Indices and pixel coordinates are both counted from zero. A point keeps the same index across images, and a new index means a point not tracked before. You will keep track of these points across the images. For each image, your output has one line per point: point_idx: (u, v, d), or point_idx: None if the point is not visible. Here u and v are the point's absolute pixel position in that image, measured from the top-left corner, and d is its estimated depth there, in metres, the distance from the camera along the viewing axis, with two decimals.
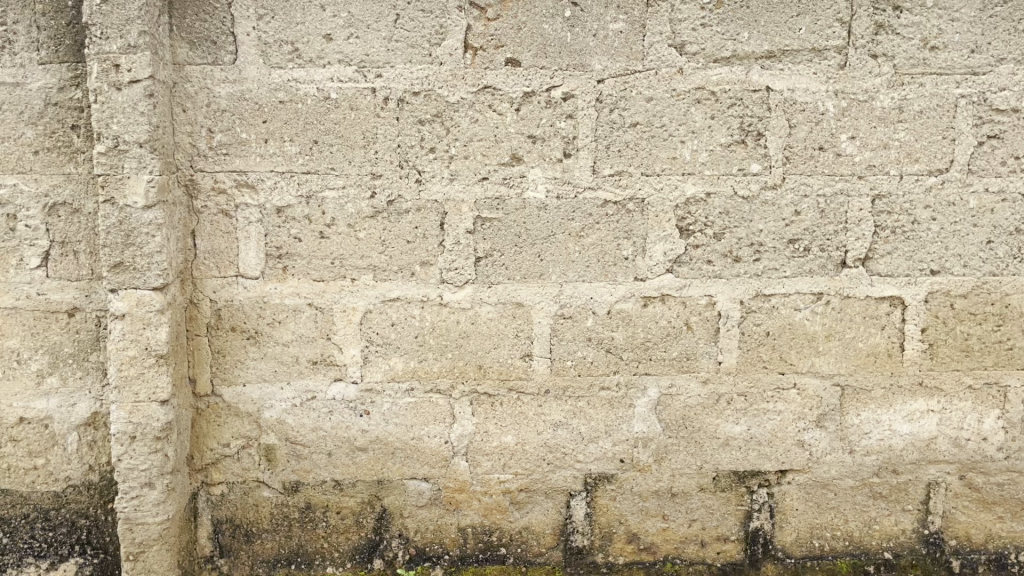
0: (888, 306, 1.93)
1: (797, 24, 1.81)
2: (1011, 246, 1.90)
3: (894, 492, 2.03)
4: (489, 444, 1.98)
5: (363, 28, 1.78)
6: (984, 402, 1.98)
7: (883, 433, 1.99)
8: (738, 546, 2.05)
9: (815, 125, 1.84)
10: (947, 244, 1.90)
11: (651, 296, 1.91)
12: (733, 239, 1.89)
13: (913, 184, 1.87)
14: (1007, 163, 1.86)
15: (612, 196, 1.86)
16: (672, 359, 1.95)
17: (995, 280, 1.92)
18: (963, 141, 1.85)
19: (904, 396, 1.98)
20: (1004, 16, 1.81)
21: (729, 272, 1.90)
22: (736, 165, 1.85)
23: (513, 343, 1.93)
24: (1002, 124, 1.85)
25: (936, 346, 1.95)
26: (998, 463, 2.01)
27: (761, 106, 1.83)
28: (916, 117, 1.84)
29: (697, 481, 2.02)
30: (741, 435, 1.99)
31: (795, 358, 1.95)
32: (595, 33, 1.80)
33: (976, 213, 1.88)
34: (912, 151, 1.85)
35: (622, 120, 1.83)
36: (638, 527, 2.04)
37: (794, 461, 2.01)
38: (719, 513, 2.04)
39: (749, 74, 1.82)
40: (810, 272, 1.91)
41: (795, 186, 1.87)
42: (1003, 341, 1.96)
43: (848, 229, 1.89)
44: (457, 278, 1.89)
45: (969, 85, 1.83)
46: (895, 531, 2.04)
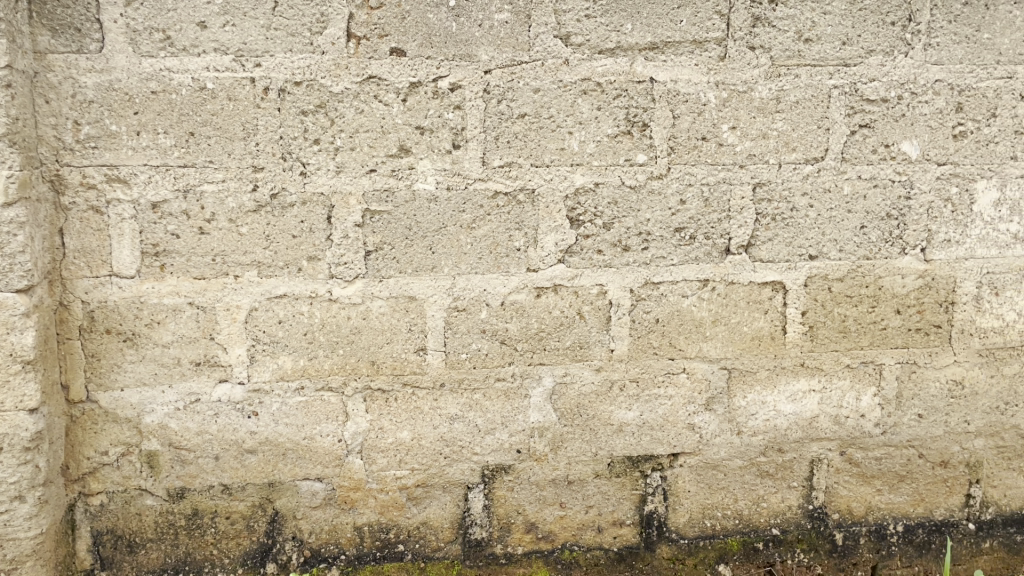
0: (770, 290, 1.99)
1: (678, 16, 1.84)
2: (883, 231, 1.99)
3: (780, 470, 2.10)
4: (384, 441, 1.95)
5: (239, 16, 1.71)
6: (862, 380, 2.07)
7: (768, 413, 2.06)
8: (633, 529, 2.09)
9: (698, 115, 1.88)
10: (824, 230, 1.98)
11: (543, 287, 1.92)
12: (622, 229, 1.92)
13: (791, 173, 1.93)
14: (878, 151, 1.95)
15: (502, 187, 1.86)
16: (565, 348, 1.97)
17: (869, 263, 2.01)
18: (837, 130, 1.93)
19: (788, 377, 2.05)
20: (872, 10, 1.89)
21: (619, 261, 1.93)
22: (623, 155, 1.88)
23: (406, 338, 1.90)
24: (872, 114, 1.93)
25: (815, 328, 2.03)
26: (876, 439, 2.11)
27: (646, 97, 1.86)
28: (793, 107, 1.90)
29: (593, 468, 2.04)
30: (633, 421, 2.03)
31: (683, 343, 2.00)
32: (480, 24, 1.78)
33: (850, 199, 1.97)
34: (790, 141, 1.92)
35: (510, 111, 1.83)
36: (536, 516, 2.05)
37: (685, 444, 2.05)
38: (615, 498, 2.07)
39: (634, 66, 1.85)
40: (696, 260, 1.95)
41: (679, 176, 1.91)
42: (878, 321, 2.05)
43: (731, 217, 1.94)
44: (346, 273, 1.85)
45: (841, 76, 1.90)
46: (781, 507, 2.12)
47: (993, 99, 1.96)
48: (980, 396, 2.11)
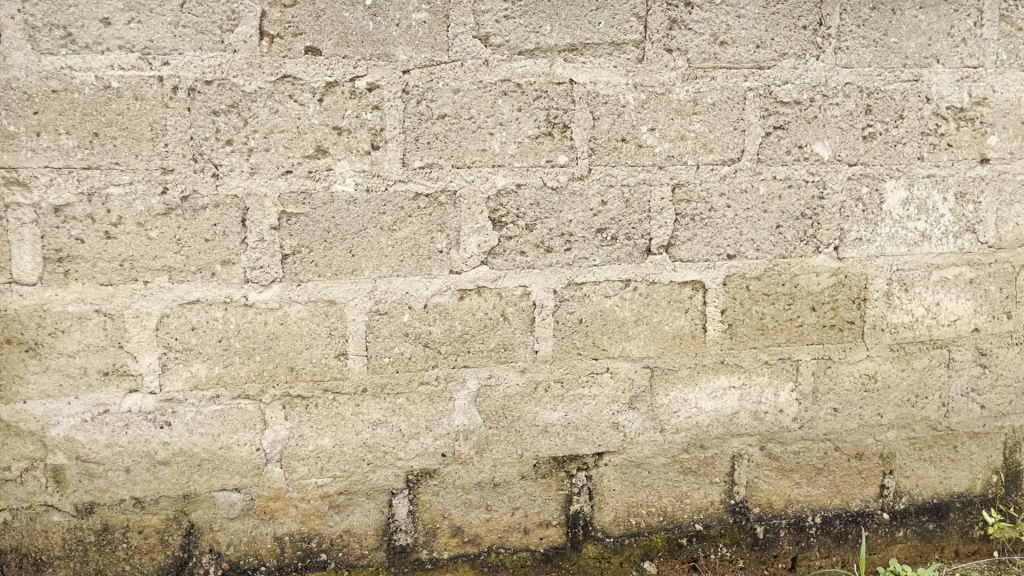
0: (690, 290, 2.02)
1: (596, 18, 1.85)
2: (797, 230, 2.04)
3: (702, 467, 2.13)
4: (305, 449, 1.91)
5: (145, 12, 1.65)
6: (780, 376, 2.12)
7: (690, 411, 2.09)
8: (559, 530, 2.09)
9: (617, 117, 1.90)
10: (741, 229, 2.01)
11: (466, 288, 1.91)
12: (544, 230, 1.92)
13: (708, 174, 1.96)
14: (792, 152, 2.00)
15: (423, 189, 1.84)
16: (489, 351, 1.96)
17: (785, 262, 2.06)
18: (752, 132, 1.97)
19: (708, 375, 2.08)
20: (784, 14, 1.93)
21: (542, 262, 1.93)
22: (544, 156, 1.88)
23: (326, 343, 1.87)
24: (785, 116, 1.98)
25: (735, 326, 2.07)
26: (794, 433, 2.16)
27: (565, 98, 1.87)
28: (709, 109, 1.94)
29: (518, 469, 2.04)
30: (558, 422, 2.03)
31: (607, 343, 2.01)
32: (398, 23, 1.76)
33: (766, 199, 2.01)
34: (707, 142, 1.95)
35: (430, 111, 1.81)
36: (462, 520, 2.03)
37: (609, 443, 2.07)
38: (541, 500, 2.07)
39: (553, 67, 1.85)
40: (618, 260, 1.97)
41: (600, 177, 1.92)
42: (795, 318, 2.10)
43: (652, 218, 1.96)
44: (263, 276, 1.80)
45: (755, 78, 1.95)
46: (704, 503, 2.15)
47: (900, 101, 2.03)
48: (892, 389, 2.18)
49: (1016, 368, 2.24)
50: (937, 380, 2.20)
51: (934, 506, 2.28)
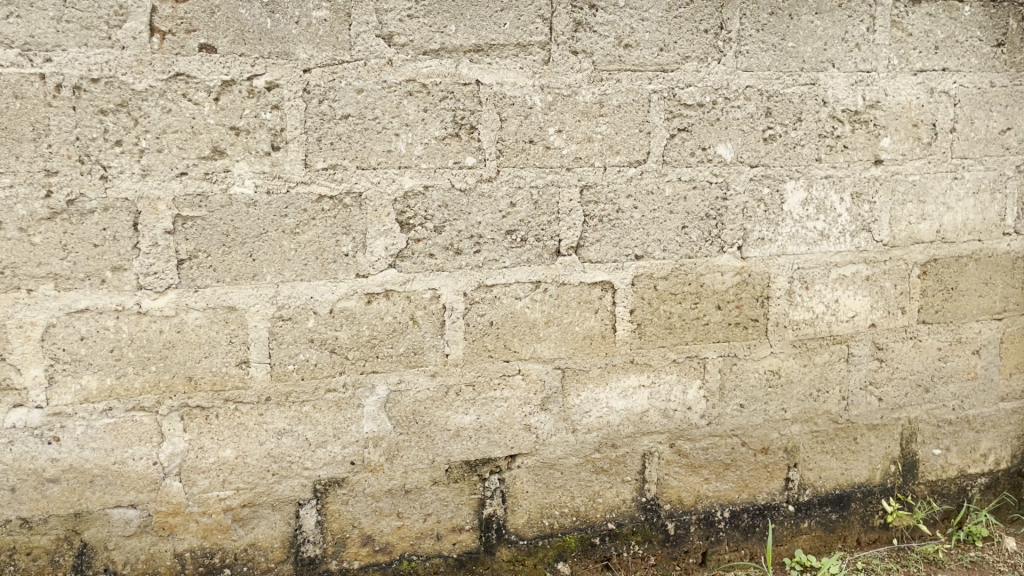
0: (599, 290, 2.03)
1: (501, 19, 1.84)
2: (703, 231, 2.08)
3: (614, 466, 2.14)
4: (205, 461, 1.84)
5: (24, 6, 1.57)
6: (688, 374, 2.15)
7: (601, 410, 2.10)
8: (472, 534, 2.07)
9: (524, 118, 1.89)
10: (648, 230, 2.04)
11: (373, 292, 1.87)
12: (453, 232, 1.90)
13: (615, 175, 1.98)
14: (696, 154, 2.03)
15: (326, 191, 1.79)
16: (398, 355, 1.92)
17: (691, 262, 2.09)
18: (657, 134, 1.99)
19: (619, 374, 2.09)
20: (687, 17, 1.97)
21: (451, 264, 1.91)
22: (451, 157, 1.86)
23: (227, 351, 1.80)
24: (689, 118, 2.01)
25: (644, 326, 2.09)
26: (702, 430, 2.20)
27: (472, 99, 1.85)
28: (615, 111, 1.95)
29: (430, 475, 2.01)
30: (470, 425, 2.01)
31: (518, 345, 2.00)
32: (297, 21, 1.71)
33: (671, 200, 2.04)
34: (614, 144, 1.97)
35: (332, 112, 1.77)
36: (372, 529, 1.99)
37: (522, 445, 2.06)
38: (454, 505, 2.04)
39: (459, 67, 1.83)
40: (527, 262, 1.97)
41: (508, 179, 1.91)
42: (702, 317, 2.13)
43: (560, 219, 1.97)
44: (157, 283, 1.73)
45: (659, 81, 1.97)
46: (616, 502, 2.17)
47: (798, 104, 2.08)
48: (795, 384, 2.25)
49: (911, 361, 2.34)
50: (837, 374, 2.28)
51: (837, 497, 2.35)
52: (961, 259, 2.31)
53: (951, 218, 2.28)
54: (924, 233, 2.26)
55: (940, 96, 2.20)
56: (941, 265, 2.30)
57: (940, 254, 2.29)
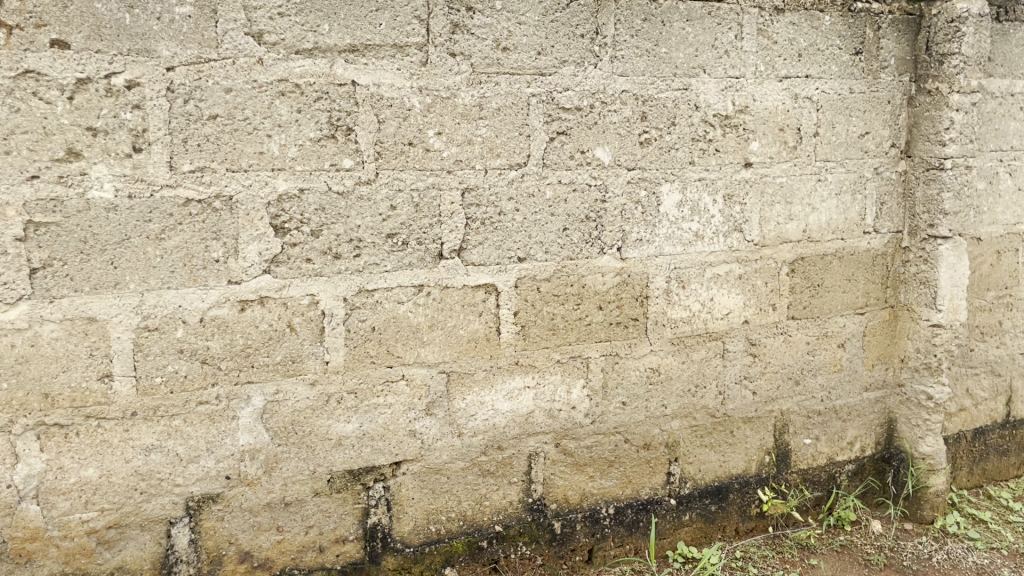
0: (483, 293, 2.03)
1: (377, 19, 1.81)
2: (584, 232, 2.11)
3: (500, 468, 2.14)
4: (66, 482, 1.74)
5: None
6: (572, 374, 2.17)
7: (487, 413, 2.09)
8: (357, 545, 2.03)
9: (403, 120, 1.87)
10: (530, 232, 2.05)
11: (247, 299, 1.81)
12: (331, 236, 1.85)
13: (496, 178, 1.98)
14: (575, 157, 2.06)
15: (194, 194, 1.72)
16: (275, 364, 1.86)
17: (573, 263, 2.11)
18: (537, 137, 2.01)
19: (503, 376, 2.10)
20: (563, 22, 1.99)
21: (329, 269, 1.86)
22: (328, 160, 1.82)
23: (87, 364, 1.70)
24: (568, 122, 2.03)
25: (527, 327, 2.10)
26: (586, 428, 2.22)
27: (348, 100, 1.81)
28: (495, 114, 1.95)
29: (311, 486, 1.96)
30: (353, 434, 1.97)
31: (401, 350, 1.97)
32: (159, 16, 1.64)
33: (552, 203, 2.06)
34: (494, 147, 1.97)
35: (199, 112, 1.70)
36: (250, 544, 1.92)
37: (406, 451, 2.03)
38: (336, 515, 2.00)
39: (334, 68, 1.79)
40: (409, 266, 1.94)
41: (388, 181, 1.88)
42: (584, 317, 2.16)
43: (442, 222, 1.95)
44: (7, 294, 1.62)
45: (537, 84, 1.99)
46: (502, 504, 2.17)
47: (672, 108, 2.14)
48: (675, 381, 2.31)
49: (782, 355, 2.44)
50: (714, 370, 2.35)
51: (716, 489, 2.43)
52: (826, 257, 2.43)
53: (816, 218, 2.39)
54: (792, 232, 2.37)
55: (803, 102, 2.30)
56: (807, 263, 2.41)
57: (806, 252, 2.40)
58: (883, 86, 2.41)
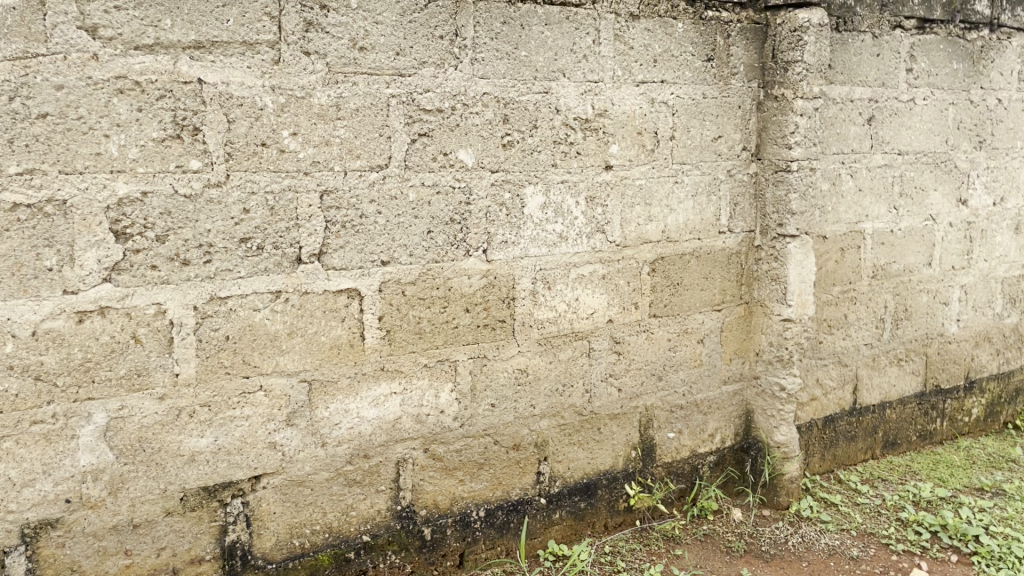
0: (345, 298, 1.98)
1: (224, 15, 1.73)
2: (448, 235, 2.09)
3: (367, 477, 2.10)
4: None
5: None
6: (439, 378, 2.15)
7: (351, 421, 2.04)
8: (214, 564, 1.94)
9: (255, 120, 1.80)
10: (393, 235, 2.01)
11: (86, 310, 1.71)
12: (179, 242, 1.76)
13: (356, 180, 1.94)
14: (438, 158, 2.04)
15: (22, 198, 1.61)
16: (119, 378, 1.76)
17: (438, 266, 2.09)
18: (398, 138, 1.98)
19: (368, 383, 2.05)
20: (422, 23, 1.97)
21: (177, 276, 1.77)
22: (173, 161, 1.73)
23: None
24: (429, 123, 2.01)
25: (392, 332, 2.06)
26: (455, 432, 2.21)
27: (194, 99, 1.73)
28: (353, 114, 1.91)
29: (161, 506, 1.85)
30: (207, 448, 1.88)
31: (258, 359, 1.90)
32: None
33: (415, 205, 2.03)
34: (353, 148, 1.93)
35: (27, 110, 1.59)
36: (95, 571, 1.81)
37: (266, 464, 1.96)
38: (191, 535, 1.90)
39: (178, 65, 1.71)
40: (265, 271, 1.87)
41: (240, 184, 1.81)
42: (451, 320, 2.14)
43: (300, 226, 1.89)
44: None
45: (396, 85, 1.96)
46: (370, 513, 2.12)
47: (533, 111, 2.16)
48: (542, 381, 2.33)
49: (645, 352, 2.50)
50: (580, 369, 2.39)
51: (585, 486, 2.46)
52: (684, 256, 2.52)
53: (675, 219, 2.47)
54: (652, 233, 2.43)
55: (659, 106, 2.37)
56: (667, 262, 2.48)
57: (666, 252, 2.48)
58: (734, 91, 2.51)
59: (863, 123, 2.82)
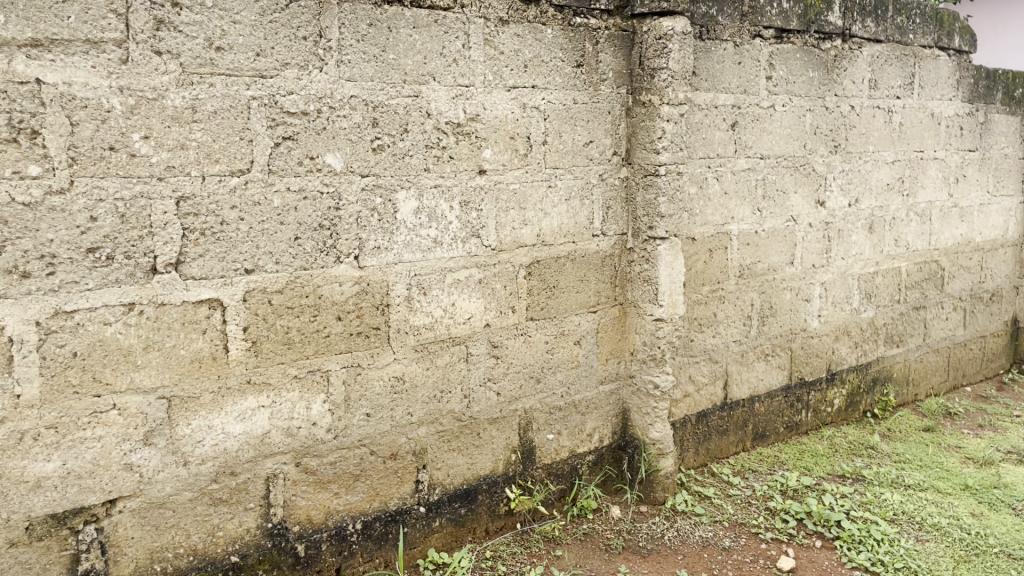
0: (206, 309, 1.89)
1: (63, 11, 1.64)
2: (317, 241, 2.03)
3: (234, 495, 2.01)
4: None
5: None
6: (310, 389, 2.09)
7: (216, 437, 1.96)
8: None
9: (102, 123, 1.71)
10: (257, 243, 1.94)
11: None
12: (17, 253, 1.66)
13: (216, 185, 1.86)
14: (304, 163, 1.98)
15: None
16: None
17: (306, 273, 2.03)
18: (260, 142, 1.91)
19: (234, 397, 1.97)
20: (283, 23, 1.91)
21: (16, 290, 1.67)
22: (9, 167, 1.63)
23: None
24: (294, 127, 1.95)
25: (258, 343, 1.99)
26: (328, 444, 2.15)
27: (32, 100, 1.63)
28: (210, 117, 1.84)
29: (3, 537, 1.73)
30: (55, 473, 1.76)
31: (111, 377, 1.80)
32: None
33: (280, 211, 1.96)
34: (212, 152, 1.85)
35: None
36: None
37: (122, 487, 1.85)
38: (39, 567, 1.78)
39: (12, 64, 1.61)
40: (116, 283, 1.77)
41: (86, 190, 1.71)
42: (321, 329, 2.08)
43: (154, 234, 1.80)
44: None
45: (257, 87, 1.89)
46: (238, 533, 2.03)
47: (403, 115, 2.13)
48: (419, 388, 2.29)
49: (523, 356, 2.51)
50: (458, 374, 2.37)
51: (464, 493, 2.44)
52: (559, 259, 2.54)
53: (549, 223, 2.49)
54: (526, 237, 2.45)
55: (531, 111, 2.39)
56: (542, 266, 2.50)
57: (541, 255, 2.49)
58: (604, 97, 2.56)
59: (727, 128, 2.93)
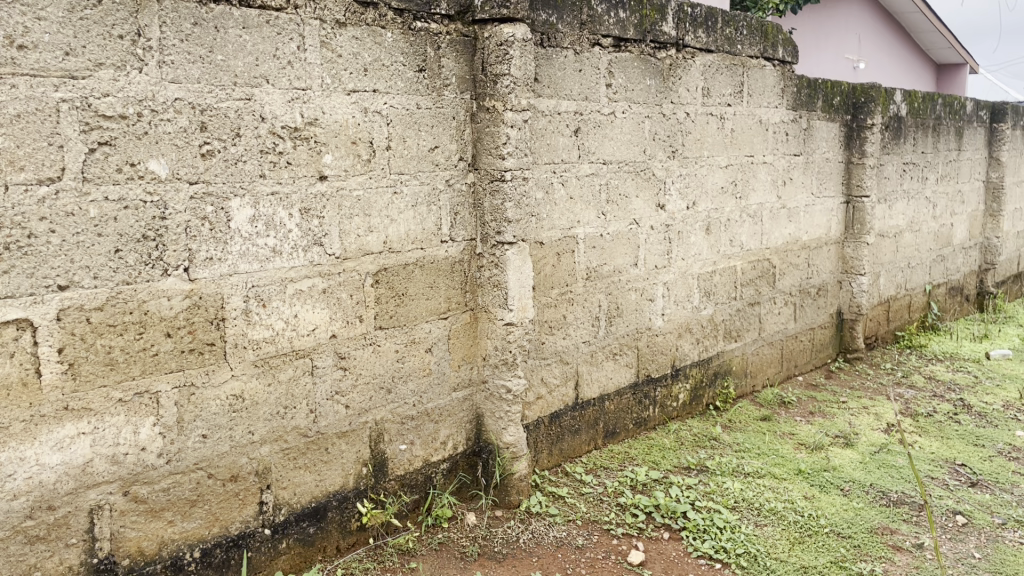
0: (13, 330, 1.74)
1: None
2: (141, 253, 1.91)
3: (53, 531, 1.85)
4: None
5: None
6: (138, 412, 1.95)
7: (29, 470, 1.80)
8: None
9: None
10: (71, 256, 1.80)
11: None
12: None
13: (21, 195, 1.72)
14: (124, 170, 1.86)
15: None
16: None
17: (130, 288, 1.90)
18: (72, 148, 1.77)
19: (49, 425, 1.82)
20: (96, 20, 1.78)
21: None
22: None
23: None
24: (111, 131, 1.83)
25: (76, 365, 1.84)
26: (160, 470, 2.01)
27: None
28: (13, 121, 1.69)
29: None
30: None
31: None
32: None
33: (98, 222, 1.83)
34: (15, 159, 1.71)
35: None
36: None
37: None
38: None
39: None
40: None
41: None
42: (148, 348, 1.95)
43: None
44: None
45: (67, 89, 1.76)
46: (59, 572, 1.86)
47: (235, 119, 2.03)
48: (260, 405, 2.19)
49: (372, 366, 2.45)
50: (303, 389, 2.28)
51: (313, 511, 2.36)
52: (406, 266, 2.50)
53: (395, 230, 2.45)
54: (372, 244, 2.39)
55: (373, 116, 2.34)
56: (390, 273, 2.46)
57: (388, 263, 2.45)
58: (447, 102, 2.54)
59: (570, 134, 2.98)
